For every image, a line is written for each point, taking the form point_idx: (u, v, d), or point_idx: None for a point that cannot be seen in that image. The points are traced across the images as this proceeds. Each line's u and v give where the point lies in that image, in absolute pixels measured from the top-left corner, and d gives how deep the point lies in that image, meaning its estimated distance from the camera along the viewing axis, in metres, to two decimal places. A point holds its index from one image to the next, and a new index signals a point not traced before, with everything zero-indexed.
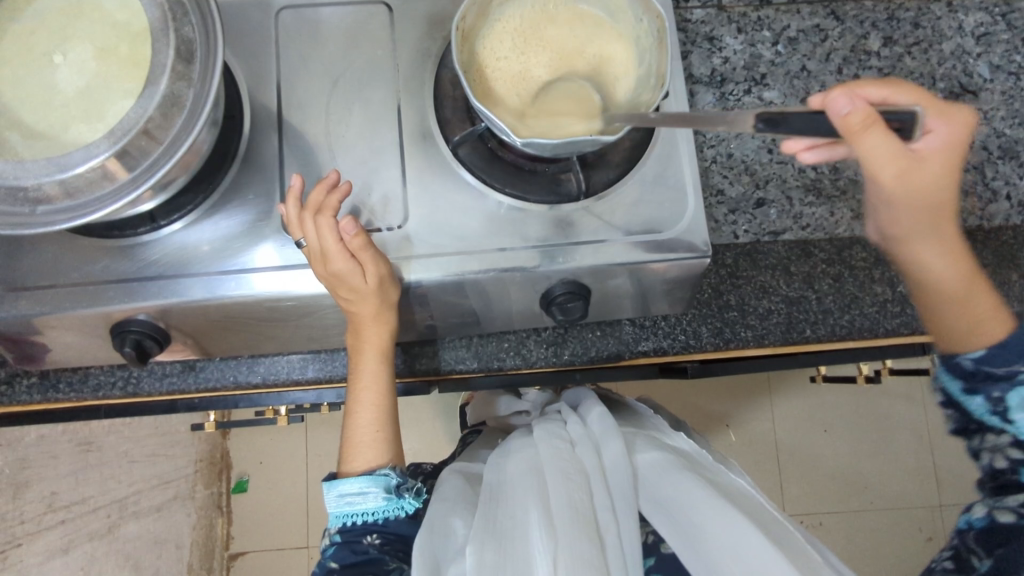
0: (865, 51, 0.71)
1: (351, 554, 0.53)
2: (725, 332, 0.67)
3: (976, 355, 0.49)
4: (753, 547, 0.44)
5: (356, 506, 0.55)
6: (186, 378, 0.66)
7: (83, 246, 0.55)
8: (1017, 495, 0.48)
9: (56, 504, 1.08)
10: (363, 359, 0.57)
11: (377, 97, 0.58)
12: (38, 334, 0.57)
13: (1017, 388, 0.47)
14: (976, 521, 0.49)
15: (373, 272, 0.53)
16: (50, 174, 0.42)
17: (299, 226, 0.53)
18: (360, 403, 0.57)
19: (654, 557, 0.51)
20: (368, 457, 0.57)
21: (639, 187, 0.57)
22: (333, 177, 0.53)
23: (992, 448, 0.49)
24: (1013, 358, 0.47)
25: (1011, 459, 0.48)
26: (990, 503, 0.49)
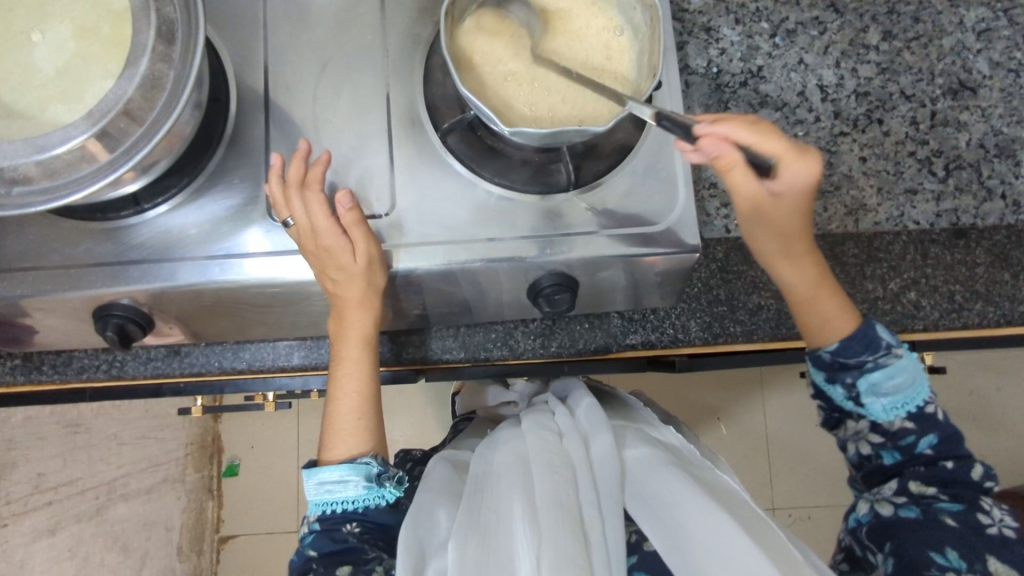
0: (863, 45, 0.70)
1: (329, 543, 0.53)
2: (714, 327, 0.67)
3: (833, 349, 0.54)
4: (740, 547, 0.44)
5: (335, 494, 0.55)
6: (171, 362, 0.66)
7: (66, 228, 0.55)
8: (891, 484, 0.54)
9: (45, 485, 1.05)
10: (346, 346, 0.56)
11: (366, 83, 0.57)
12: (23, 316, 0.56)
13: (866, 376, 0.53)
14: (863, 518, 0.54)
15: (362, 253, 0.52)
16: (29, 155, 0.41)
17: (285, 204, 0.52)
18: (342, 390, 0.57)
19: (638, 554, 0.51)
20: (349, 443, 0.57)
21: (629, 179, 0.57)
22: (304, 147, 0.53)
23: (854, 437, 0.56)
24: (862, 349, 0.53)
25: (873, 444, 0.55)
26: (870, 499, 0.54)
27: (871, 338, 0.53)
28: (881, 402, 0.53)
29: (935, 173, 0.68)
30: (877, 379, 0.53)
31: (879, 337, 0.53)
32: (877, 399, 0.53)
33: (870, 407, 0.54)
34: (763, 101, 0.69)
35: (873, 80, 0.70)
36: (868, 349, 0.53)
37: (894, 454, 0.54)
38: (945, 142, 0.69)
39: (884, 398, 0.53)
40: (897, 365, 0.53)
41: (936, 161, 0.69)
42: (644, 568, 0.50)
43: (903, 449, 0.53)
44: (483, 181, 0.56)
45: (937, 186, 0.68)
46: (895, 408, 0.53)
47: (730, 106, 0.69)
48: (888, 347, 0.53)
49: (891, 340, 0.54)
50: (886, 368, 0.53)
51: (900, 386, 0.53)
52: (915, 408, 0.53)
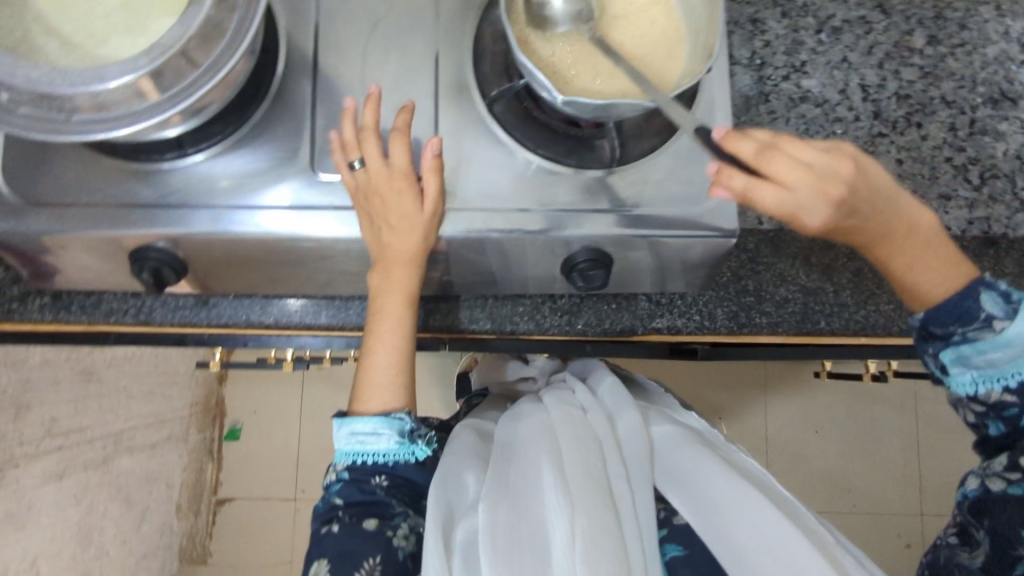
0: (908, 48, 0.70)
1: (358, 493, 0.54)
2: (740, 316, 0.67)
3: (920, 316, 0.49)
4: (771, 524, 0.44)
5: (367, 446, 0.55)
6: (198, 313, 0.66)
7: (109, 167, 0.55)
8: (1001, 456, 0.49)
9: (56, 429, 0.97)
10: (389, 299, 0.55)
11: (416, 45, 0.57)
12: (57, 253, 0.56)
13: (952, 346, 0.48)
14: (969, 491, 0.50)
15: (431, 204, 0.54)
16: (90, 85, 0.41)
17: (357, 146, 0.54)
18: (379, 345, 0.56)
19: (667, 528, 0.49)
20: (383, 399, 0.56)
21: (673, 160, 0.57)
22: (377, 91, 0.54)
23: (957, 406, 0.51)
24: (949, 320, 0.48)
25: (976, 414, 0.49)
26: (980, 472, 0.50)
27: (965, 309, 0.47)
28: (969, 374, 0.48)
29: (970, 180, 0.68)
30: (967, 353, 0.47)
31: (975, 307, 0.47)
32: (965, 371, 0.48)
33: (957, 377, 0.49)
34: (805, 96, 0.69)
35: (915, 84, 0.70)
36: (958, 322, 0.47)
37: (999, 425, 0.48)
38: (982, 150, 0.69)
39: (975, 370, 0.48)
40: (999, 337, 0.46)
41: (971, 169, 0.69)
42: (677, 541, 0.48)
43: (1005, 420, 0.48)
44: (524, 151, 0.56)
45: (972, 194, 0.68)
46: (987, 382, 0.47)
47: (771, 99, 0.69)
48: (987, 319, 0.46)
49: (993, 311, 0.46)
50: (977, 341, 0.47)
51: (997, 360, 0.47)
52: (1013, 383, 0.46)
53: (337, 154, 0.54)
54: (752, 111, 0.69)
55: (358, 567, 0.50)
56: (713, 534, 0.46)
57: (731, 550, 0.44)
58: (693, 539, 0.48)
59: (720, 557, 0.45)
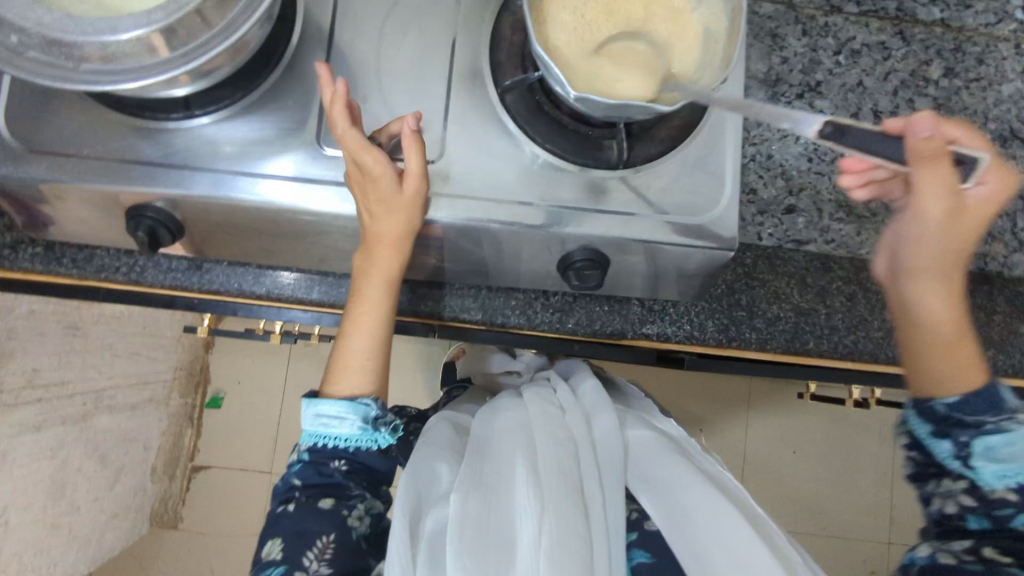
0: (924, 78, 0.70)
1: (316, 475, 0.54)
2: (730, 330, 0.67)
3: (952, 401, 0.49)
4: (740, 538, 0.44)
5: (329, 428, 0.55)
6: (190, 277, 0.66)
7: (113, 121, 0.54)
8: (963, 541, 0.47)
9: (38, 380, 0.86)
10: (368, 281, 0.55)
11: (434, 27, 0.57)
12: (54, 202, 0.56)
13: (982, 437, 0.47)
14: (919, 560, 0.48)
15: (411, 180, 0.51)
16: (100, 34, 0.40)
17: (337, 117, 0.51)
18: (355, 327, 0.56)
19: (637, 532, 0.50)
20: (352, 382, 0.56)
21: (679, 168, 0.57)
22: (326, 71, 0.51)
23: (942, 494, 0.49)
24: (982, 408, 0.48)
25: (961, 505, 0.48)
26: (934, 545, 0.48)
27: (994, 402, 0.48)
28: (991, 468, 0.47)
29: None
30: (996, 444, 0.46)
31: (1005, 399, 0.48)
32: (989, 463, 0.47)
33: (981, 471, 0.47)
34: None
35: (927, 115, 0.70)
36: (992, 411, 0.47)
37: (983, 520, 0.47)
38: None
39: (999, 465, 0.46)
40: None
41: None
42: (644, 547, 0.49)
43: (994, 517, 0.47)
44: (532, 144, 0.55)
45: None
46: (1007, 478, 0.46)
47: (783, 115, 0.69)
48: (1013, 413, 0.47)
49: (1015, 403, 0.48)
50: (1010, 434, 0.46)
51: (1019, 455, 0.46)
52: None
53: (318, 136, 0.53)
54: (762, 126, 0.69)
55: (312, 545, 0.50)
56: (682, 543, 0.46)
57: (697, 560, 0.45)
58: (662, 548, 0.48)
59: (688, 566, 0.45)
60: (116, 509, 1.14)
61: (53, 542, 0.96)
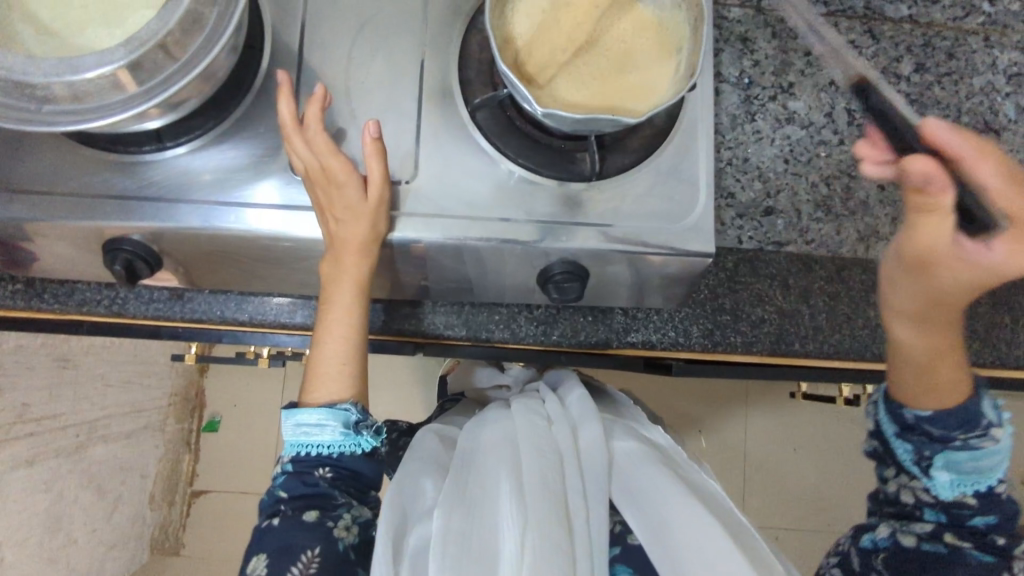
0: (895, 74, 0.71)
1: (300, 486, 0.53)
2: (715, 334, 0.67)
3: (922, 413, 0.52)
4: (724, 554, 0.44)
5: (310, 437, 0.54)
6: (172, 306, 0.66)
7: (85, 157, 0.54)
8: (925, 526, 0.53)
9: (29, 415, 0.86)
10: (339, 289, 0.54)
11: (402, 48, 0.57)
12: (30, 240, 0.56)
13: (946, 451, 0.51)
14: (881, 540, 0.54)
15: (375, 188, 0.52)
16: (64, 75, 0.41)
17: (296, 129, 0.52)
18: (326, 334, 0.55)
19: (620, 547, 0.51)
20: (330, 390, 0.55)
21: (652, 177, 0.57)
22: (320, 90, 0.52)
23: (898, 481, 0.55)
24: (954, 425, 0.51)
25: (917, 497, 0.53)
26: (894, 525, 0.54)
27: (967, 418, 0.51)
28: (947, 478, 0.51)
29: None
30: (959, 458, 0.51)
31: (978, 415, 0.51)
32: (947, 472, 0.51)
33: (939, 479, 0.52)
34: (790, 117, 0.70)
35: None
36: (963, 426, 0.51)
37: (939, 515, 0.52)
38: None
39: (956, 474, 0.51)
40: (990, 448, 0.50)
41: None
42: (627, 562, 0.49)
43: (950, 513, 0.52)
44: (506, 160, 0.56)
45: None
46: (962, 486, 0.51)
47: (757, 118, 0.69)
48: (986, 428, 0.51)
49: (992, 418, 0.51)
50: (972, 450, 0.51)
51: (979, 467, 0.51)
52: (983, 489, 0.51)
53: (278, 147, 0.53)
54: (737, 129, 0.69)
55: (296, 560, 0.49)
56: (664, 554, 0.46)
57: None
58: (644, 563, 0.49)
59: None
60: (116, 539, 1.13)
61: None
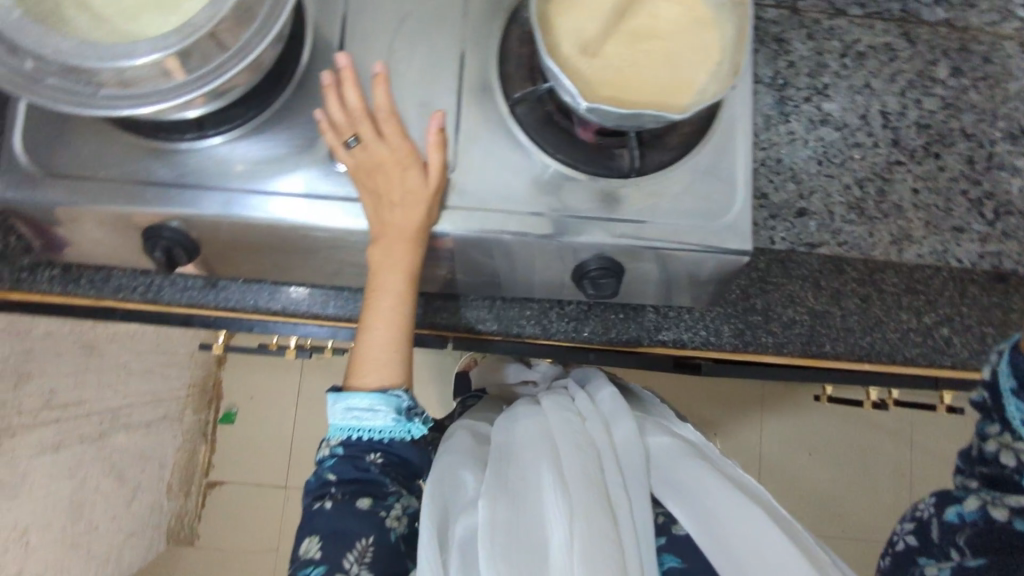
0: (931, 78, 0.70)
1: (351, 470, 0.54)
2: (746, 334, 0.67)
3: None
4: (776, 544, 0.44)
5: (362, 422, 0.54)
6: (205, 294, 0.67)
7: (128, 143, 0.55)
8: (1021, 497, 0.41)
9: (56, 401, 0.87)
10: (388, 276, 0.54)
11: (443, 42, 0.58)
12: (71, 225, 0.57)
13: None
14: (968, 514, 0.43)
15: (436, 172, 0.54)
16: (118, 60, 0.41)
17: (348, 124, 0.54)
18: (376, 320, 0.55)
19: (665, 536, 0.49)
20: (380, 374, 0.55)
21: (690, 175, 0.57)
22: (383, 71, 0.55)
23: (1001, 439, 0.43)
24: None
25: (1021, 462, 0.42)
26: (985, 497, 0.43)
27: None
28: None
29: (984, 215, 0.69)
30: None
31: None
32: None
33: None
34: (824, 119, 0.69)
35: (936, 114, 0.70)
36: None
37: None
38: (998, 185, 0.69)
39: None
40: None
41: (986, 204, 0.69)
42: (674, 551, 0.48)
43: None
44: (545, 156, 0.56)
45: (985, 228, 0.68)
46: None
47: (791, 120, 0.69)
48: None
49: None
50: None
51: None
52: None
53: (329, 135, 0.54)
54: (770, 130, 0.69)
55: (351, 547, 0.50)
56: (714, 545, 0.46)
57: (732, 565, 0.44)
58: (692, 552, 0.47)
59: (721, 567, 0.45)
60: (134, 527, 1.14)
61: (73, 562, 0.96)
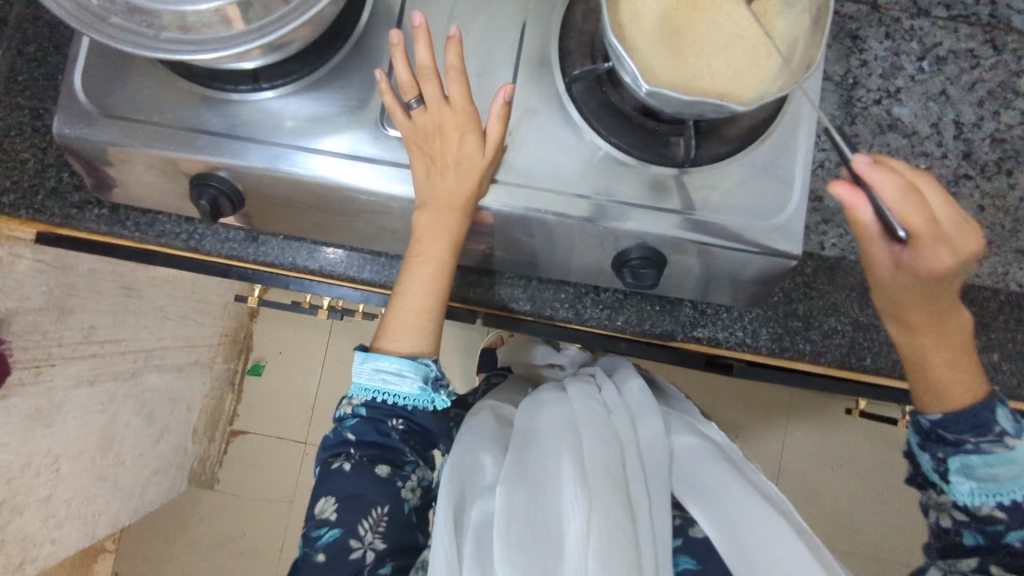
0: (1013, 90, 0.66)
1: (372, 433, 0.54)
2: (784, 340, 0.65)
3: (934, 418, 0.49)
4: (798, 559, 0.43)
5: (388, 386, 0.54)
6: (246, 247, 0.67)
7: (184, 89, 0.55)
8: (969, 557, 0.47)
9: (94, 336, 0.88)
10: (431, 242, 0.54)
11: (504, 12, 0.56)
12: (121, 166, 0.57)
13: (959, 455, 0.47)
14: None
15: (492, 145, 0.52)
16: (181, 4, 0.42)
17: (412, 86, 0.53)
18: (414, 285, 0.54)
19: (682, 538, 0.49)
20: (411, 341, 0.55)
21: (746, 170, 0.55)
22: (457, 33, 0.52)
23: (936, 507, 0.50)
24: (965, 430, 0.47)
25: (955, 519, 0.48)
26: (943, 566, 0.48)
27: (981, 419, 0.47)
28: (968, 485, 0.47)
29: None
30: (974, 462, 0.47)
31: (990, 420, 0.47)
32: (965, 481, 0.47)
33: (958, 487, 0.48)
34: (893, 124, 0.66)
35: (1014, 129, 0.66)
36: (974, 432, 0.47)
37: (977, 536, 0.47)
38: None
39: (976, 482, 0.47)
40: (1008, 456, 0.46)
41: None
42: (690, 553, 0.48)
43: (988, 534, 0.47)
44: (597, 137, 0.54)
45: None
46: (986, 496, 0.46)
47: (858, 122, 0.66)
48: (999, 436, 0.46)
49: (1007, 427, 0.47)
50: (988, 454, 0.46)
51: (1001, 477, 0.46)
52: (1011, 501, 0.45)
53: (388, 97, 0.53)
54: (835, 131, 0.66)
55: (366, 514, 0.51)
56: (732, 551, 0.45)
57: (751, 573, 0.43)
58: (708, 554, 0.48)
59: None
60: (158, 466, 1.17)
61: (99, 493, 1.00)
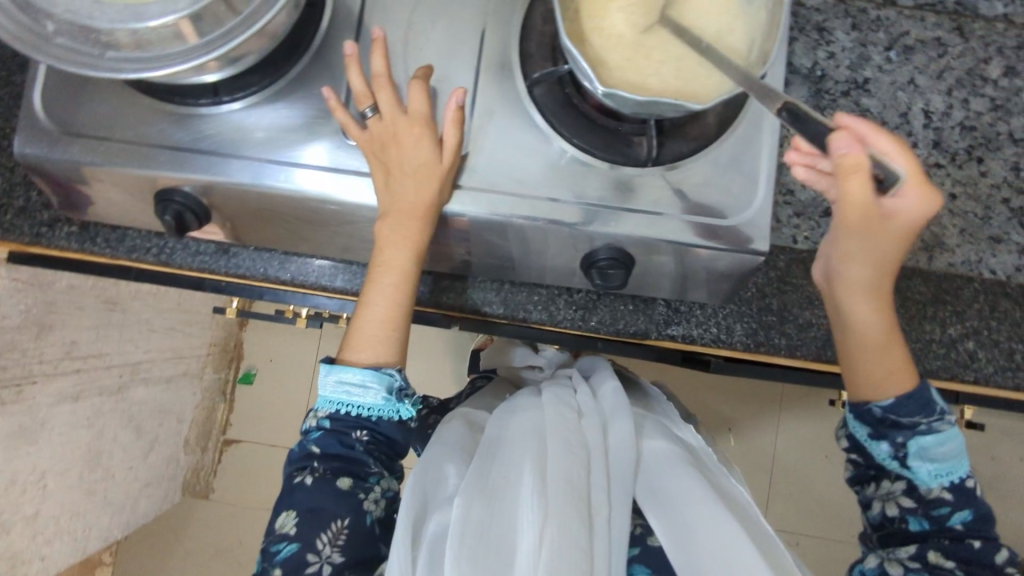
0: (982, 76, 0.66)
1: (336, 445, 0.54)
2: (759, 335, 0.65)
3: (886, 404, 0.51)
4: (746, 566, 0.43)
5: (353, 397, 0.54)
6: (217, 260, 0.67)
7: (144, 105, 0.55)
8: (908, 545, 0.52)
9: (76, 352, 0.88)
10: (390, 252, 0.54)
11: (463, 17, 0.56)
12: (86, 184, 0.57)
13: (916, 438, 0.51)
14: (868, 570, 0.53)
15: (450, 151, 0.53)
16: (126, 21, 0.41)
17: (367, 95, 0.53)
18: (378, 296, 0.55)
19: (640, 547, 0.50)
20: (377, 351, 0.55)
21: (710, 167, 0.55)
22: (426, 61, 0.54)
23: (880, 497, 0.54)
24: (917, 410, 0.51)
25: (901, 507, 0.53)
26: (881, 555, 0.53)
27: (927, 400, 0.51)
28: (926, 467, 0.51)
29: None
30: (928, 444, 0.51)
31: (934, 401, 0.51)
32: (923, 463, 0.51)
33: (916, 470, 0.51)
34: (862, 115, 0.66)
35: (983, 116, 0.66)
36: (924, 412, 0.51)
37: (922, 521, 0.52)
38: None
39: (932, 463, 0.51)
40: (951, 433, 0.51)
41: None
42: (645, 562, 0.49)
43: (932, 518, 0.51)
44: (560, 139, 0.54)
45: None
46: (940, 477, 0.51)
47: (826, 114, 0.66)
48: (942, 413, 0.51)
49: (943, 405, 0.52)
50: (939, 434, 0.51)
51: (948, 454, 0.51)
52: (956, 480, 0.51)
53: (341, 112, 0.53)
54: None
55: (326, 528, 0.51)
56: (685, 562, 0.45)
57: None
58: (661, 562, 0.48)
59: None
60: (150, 478, 1.17)
61: (90, 507, 1.00)
